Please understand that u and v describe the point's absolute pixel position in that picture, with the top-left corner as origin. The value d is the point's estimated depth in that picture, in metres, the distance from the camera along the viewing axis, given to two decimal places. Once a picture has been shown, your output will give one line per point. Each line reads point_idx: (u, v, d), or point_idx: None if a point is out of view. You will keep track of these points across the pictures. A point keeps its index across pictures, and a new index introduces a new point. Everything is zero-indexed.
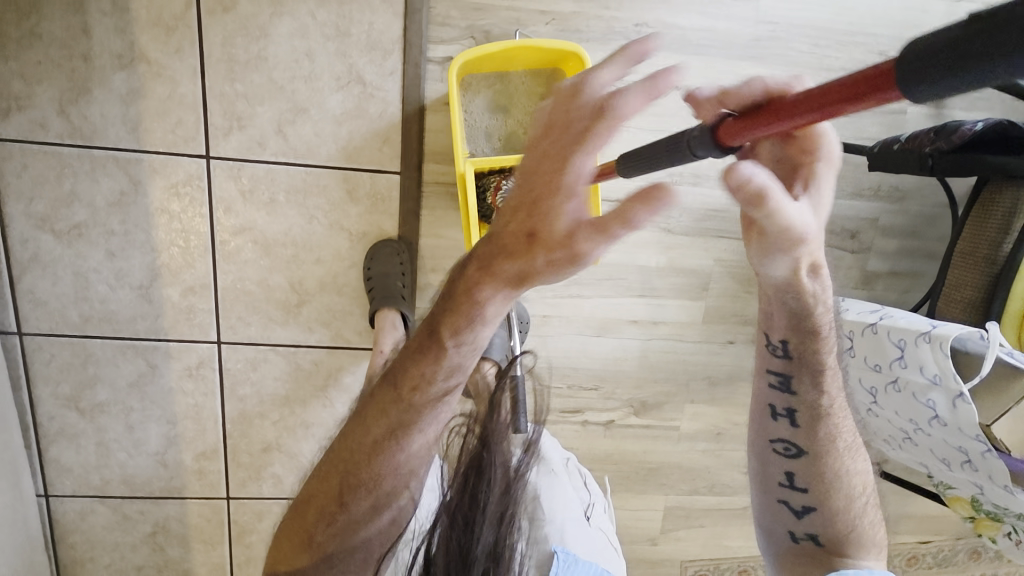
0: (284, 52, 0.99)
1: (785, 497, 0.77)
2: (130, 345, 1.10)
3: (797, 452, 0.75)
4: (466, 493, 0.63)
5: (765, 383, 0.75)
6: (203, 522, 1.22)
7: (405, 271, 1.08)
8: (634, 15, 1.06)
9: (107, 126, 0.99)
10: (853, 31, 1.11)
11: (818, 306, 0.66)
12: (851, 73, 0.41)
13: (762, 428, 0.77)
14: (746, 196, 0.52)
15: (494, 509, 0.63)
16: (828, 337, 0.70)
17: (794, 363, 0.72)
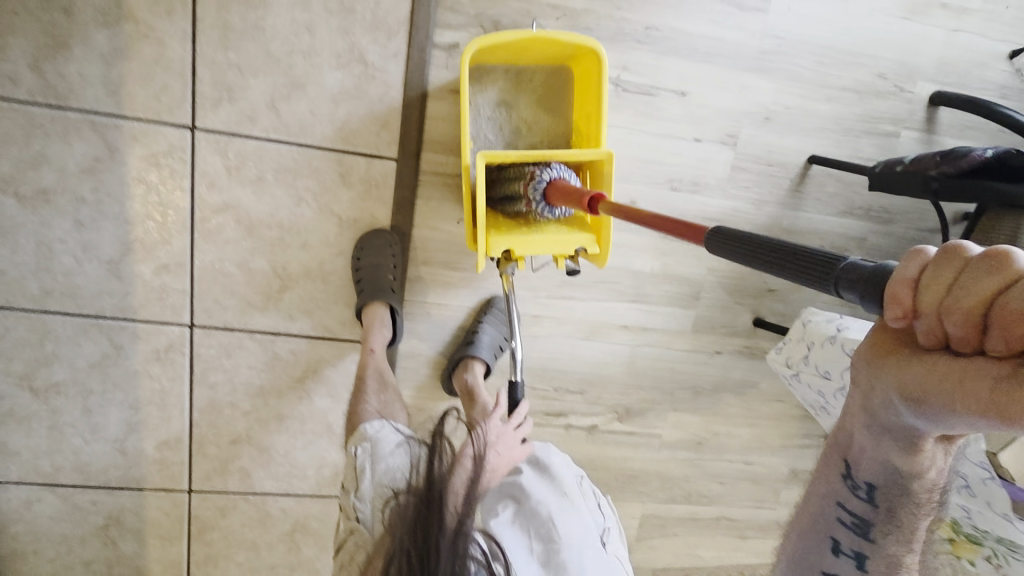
0: (282, 23, 0.94)
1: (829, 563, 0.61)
2: (94, 324, 1.03)
3: (863, 524, 0.58)
4: (417, 533, 0.65)
5: (832, 513, 0.60)
6: (161, 516, 1.15)
7: (397, 263, 1.04)
8: (646, 17, 1.04)
9: (85, 87, 0.92)
10: (854, 52, 1.13)
11: (931, 468, 0.53)
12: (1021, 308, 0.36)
13: (812, 557, 0.62)
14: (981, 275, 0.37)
15: (447, 543, 0.64)
16: (934, 493, 0.55)
17: (880, 509, 0.57)
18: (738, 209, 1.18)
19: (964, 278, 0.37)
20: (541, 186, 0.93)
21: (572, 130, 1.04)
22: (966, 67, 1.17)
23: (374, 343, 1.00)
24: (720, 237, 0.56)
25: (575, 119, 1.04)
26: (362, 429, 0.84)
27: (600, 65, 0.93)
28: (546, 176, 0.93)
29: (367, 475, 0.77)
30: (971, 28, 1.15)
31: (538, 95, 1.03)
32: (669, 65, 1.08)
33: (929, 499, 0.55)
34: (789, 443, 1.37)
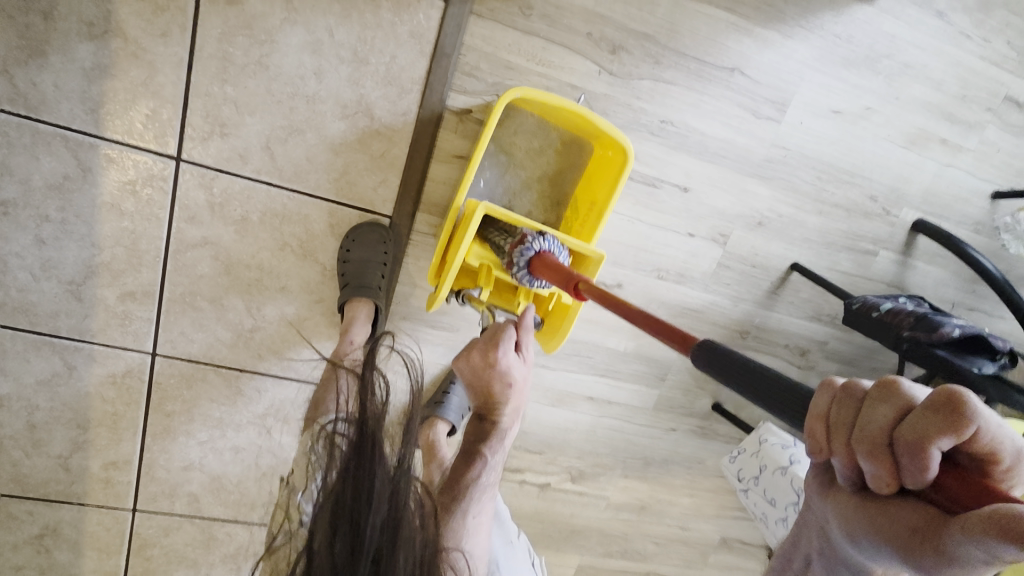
0: (289, 65, 0.88)
1: None
2: (48, 342, 0.97)
3: None
4: (348, 484, 0.59)
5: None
6: (101, 531, 1.13)
7: (387, 261, 0.98)
8: (662, 111, 1.03)
9: (61, 101, 0.84)
10: (853, 172, 1.15)
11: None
12: (825, 416, 0.41)
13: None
14: (837, 405, 0.41)
15: (381, 489, 0.59)
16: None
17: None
18: (718, 302, 1.21)
19: (862, 410, 0.39)
20: (529, 254, 0.79)
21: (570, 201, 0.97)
22: (951, 201, 1.21)
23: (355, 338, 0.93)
24: (716, 353, 0.55)
25: (575, 195, 0.97)
26: (319, 418, 0.79)
27: (621, 158, 0.87)
28: (537, 244, 0.79)
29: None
30: (962, 165, 1.19)
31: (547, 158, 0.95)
32: (677, 161, 1.07)
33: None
34: (723, 513, 1.47)
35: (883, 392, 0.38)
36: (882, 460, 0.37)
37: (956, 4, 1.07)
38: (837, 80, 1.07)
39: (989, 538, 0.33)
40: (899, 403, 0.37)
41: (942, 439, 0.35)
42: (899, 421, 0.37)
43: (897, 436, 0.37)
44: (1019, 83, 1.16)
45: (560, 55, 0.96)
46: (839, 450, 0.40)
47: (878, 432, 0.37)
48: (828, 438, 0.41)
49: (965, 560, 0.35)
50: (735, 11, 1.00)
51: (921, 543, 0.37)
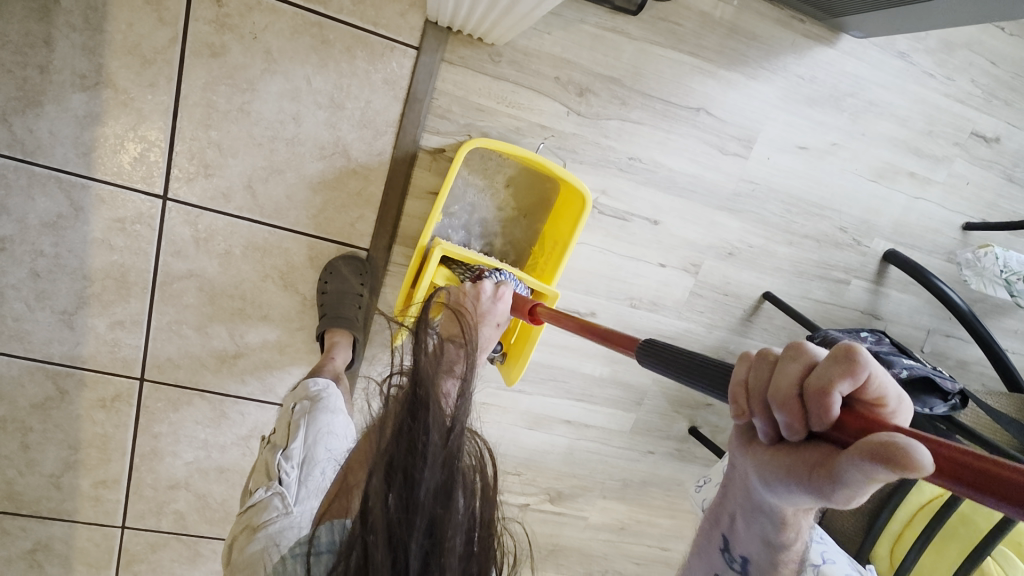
0: (269, 110, 0.93)
1: (726, 543, 0.56)
2: (42, 368, 1.03)
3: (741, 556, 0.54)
4: (402, 440, 0.54)
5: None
6: (91, 546, 1.17)
7: (363, 293, 1.03)
8: (630, 149, 1.07)
9: (55, 146, 0.90)
10: (821, 205, 1.18)
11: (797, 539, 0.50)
12: (742, 382, 0.41)
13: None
14: (753, 369, 0.40)
15: (435, 450, 0.54)
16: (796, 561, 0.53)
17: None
18: (691, 330, 1.24)
19: (775, 370, 0.38)
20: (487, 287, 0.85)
21: (537, 239, 1.01)
22: (921, 231, 1.23)
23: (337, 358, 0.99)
24: (656, 349, 0.56)
25: (541, 233, 1.01)
26: (305, 382, 0.90)
27: (581, 205, 0.90)
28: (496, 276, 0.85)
29: (300, 435, 0.84)
30: (931, 197, 1.21)
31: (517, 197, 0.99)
32: (645, 196, 1.11)
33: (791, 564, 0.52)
34: None
35: (792, 352, 0.38)
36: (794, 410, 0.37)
37: (917, 44, 1.10)
38: (803, 118, 1.11)
39: (869, 463, 0.33)
40: (808, 360, 0.37)
41: (843, 385, 0.35)
42: (807, 375, 0.37)
43: (805, 390, 0.37)
44: (986, 119, 1.18)
45: (529, 97, 1.01)
46: (757, 410, 0.40)
47: (789, 388, 0.37)
48: (748, 401, 0.41)
49: (862, 488, 0.35)
50: (699, 54, 1.03)
51: (822, 480, 0.37)
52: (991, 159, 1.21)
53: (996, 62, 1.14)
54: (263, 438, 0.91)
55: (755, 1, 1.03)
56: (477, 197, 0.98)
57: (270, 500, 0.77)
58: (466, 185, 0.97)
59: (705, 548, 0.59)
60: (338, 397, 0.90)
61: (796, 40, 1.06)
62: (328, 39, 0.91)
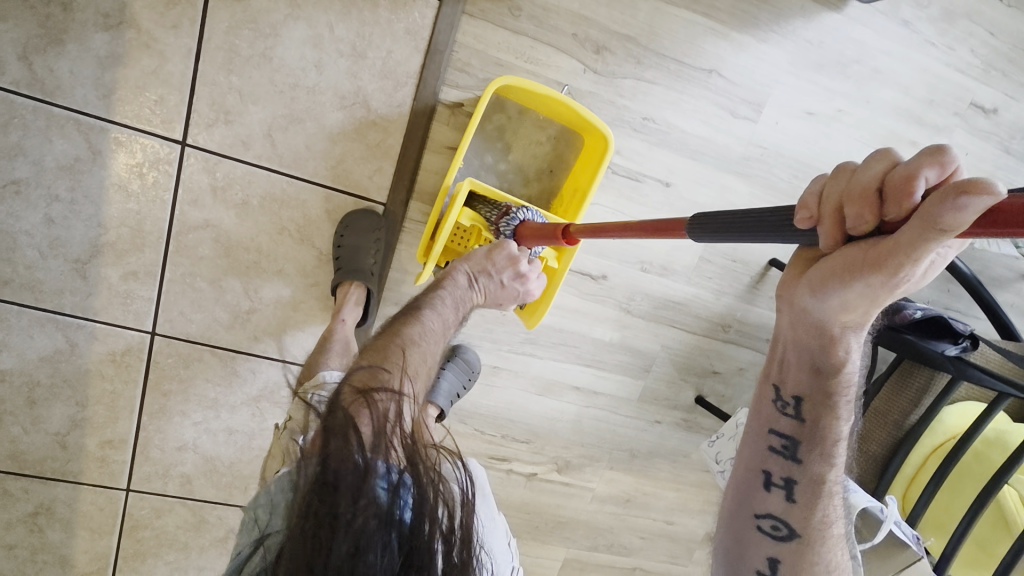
0: (292, 57, 0.94)
1: (776, 394, 0.61)
2: (51, 319, 1.01)
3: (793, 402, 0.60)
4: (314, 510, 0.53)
5: (763, 444, 0.63)
6: (94, 511, 1.14)
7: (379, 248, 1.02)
8: (644, 109, 1.08)
9: (76, 87, 0.90)
10: (828, 172, 1.20)
11: (850, 364, 0.56)
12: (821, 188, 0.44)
13: (747, 498, 0.64)
14: (832, 180, 0.43)
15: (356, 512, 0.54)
16: (852, 390, 0.58)
17: (807, 426, 0.60)
18: (700, 296, 1.26)
19: (857, 172, 0.42)
20: (514, 224, 0.87)
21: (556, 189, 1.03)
22: None
23: (346, 318, 1.01)
24: (709, 223, 0.57)
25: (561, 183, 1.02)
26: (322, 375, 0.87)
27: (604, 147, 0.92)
28: (522, 215, 0.88)
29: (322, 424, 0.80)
30: None
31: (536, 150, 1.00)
32: (657, 157, 1.12)
33: (846, 396, 0.57)
34: (708, 508, 1.49)
35: (877, 155, 0.41)
36: (866, 204, 0.41)
37: (920, 13, 1.14)
38: (810, 83, 1.14)
39: (944, 204, 0.36)
40: (893, 158, 0.40)
41: (928, 174, 0.38)
42: (890, 170, 0.40)
43: (886, 180, 0.40)
44: (985, 89, 1.22)
45: (547, 53, 1.02)
46: (828, 213, 0.44)
47: (868, 183, 0.41)
48: (817, 207, 0.45)
49: (916, 256, 0.40)
50: (712, 16, 1.06)
51: (880, 258, 0.42)
52: (990, 130, 1.25)
53: (994, 33, 1.18)
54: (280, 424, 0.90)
55: None
56: (496, 150, 1.00)
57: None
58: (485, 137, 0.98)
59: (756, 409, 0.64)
60: None
61: (804, 5, 1.09)
62: None
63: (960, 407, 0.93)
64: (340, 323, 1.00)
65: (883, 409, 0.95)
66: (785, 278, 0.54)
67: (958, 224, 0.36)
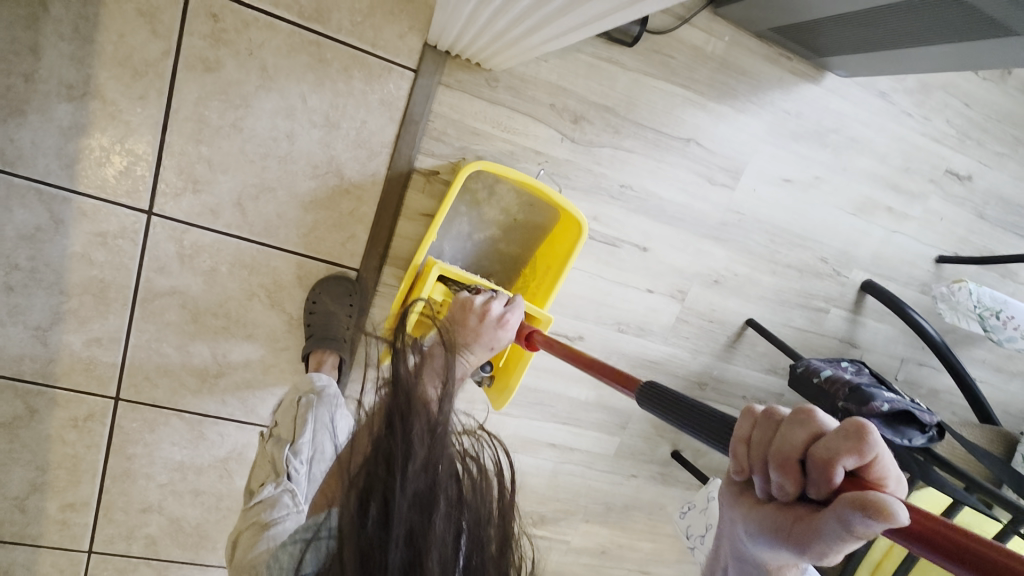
0: (262, 127, 0.92)
1: None
2: (10, 385, 0.98)
3: None
4: (380, 453, 0.55)
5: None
6: (55, 572, 1.12)
7: (353, 312, 1.01)
8: (622, 177, 1.08)
9: (37, 157, 0.87)
10: (804, 236, 1.21)
11: None
12: (747, 436, 0.41)
13: None
14: (757, 430, 0.40)
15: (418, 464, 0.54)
16: None
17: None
18: (677, 355, 1.25)
19: (780, 431, 0.39)
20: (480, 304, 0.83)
21: (530, 262, 1.02)
22: (898, 264, 1.27)
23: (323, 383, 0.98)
24: (657, 395, 0.56)
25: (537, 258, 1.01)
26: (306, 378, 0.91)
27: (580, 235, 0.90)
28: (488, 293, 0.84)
29: (308, 431, 0.85)
30: (907, 231, 1.25)
31: (513, 219, 1.00)
32: (636, 223, 1.12)
33: None
34: (683, 557, 1.49)
35: (799, 417, 0.38)
36: (790, 473, 0.38)
37: (896, 84, 1.15)
38: (788, 152, 1.14)
39: (853, 510, 0.34)
40: (816, 428, 0.37)
41: (848, 461, 0.36)
42: (814, 444, 0.37)
43: (811, 457, 0.37)
44: (960, 157, 1.22)
45: (524, 123, 1.01)
46: (757, 469, 0.40)
47: (792, 453, 0.37)
48: (746, 457, 0.41)
49: (838, 544, 0.36)
50: (691, 87, 1.06)
51: (801, 532, 0.37)
52: (964, 196, 1.26)
53: (969, 103, 1.19)
54: (262, 432, 0.91)
55: (744, 38, 1.06)
56: (471, 221, 0.98)
57: (278, 497, 0.78)
58: (460, 209, 0.97)
59: None
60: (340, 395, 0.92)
61: (782, 77, 1.09)
62: (325, 59, 0.91)
63: (928, 495, 0.93)
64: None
65: None
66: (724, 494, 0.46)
67: (870, 530, 0.34)
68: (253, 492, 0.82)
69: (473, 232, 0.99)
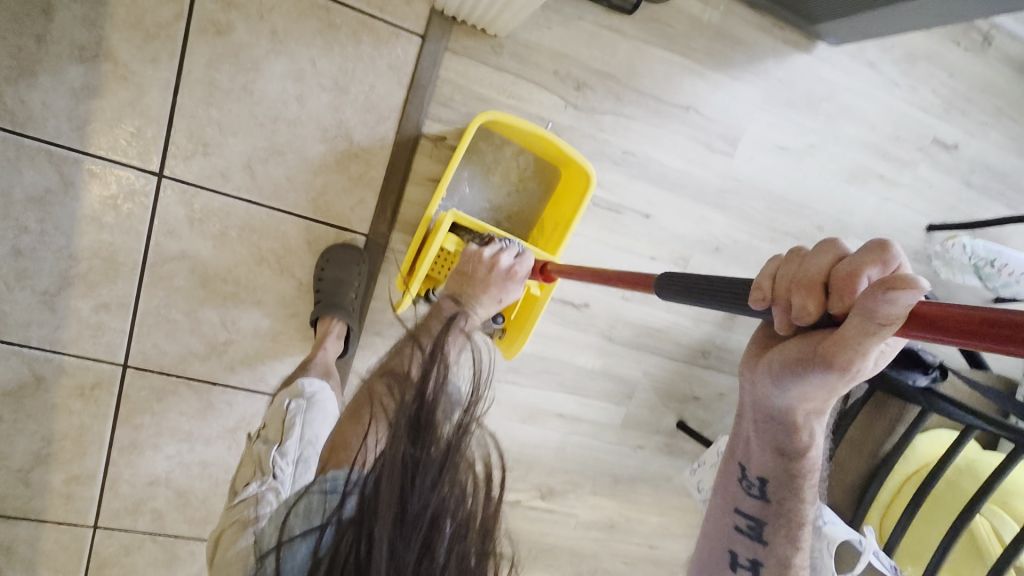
0: (273, 91, 0.94)
1: (744, 474, 0.61)
2: (17, 352, 0.98)
3: (761, 486, 0.59)
4: (401, 457, 0.55)
5: (731, 525, 0.62)
6: (58, 550, 1.10)
7: (360, 283, 1.03)
8: (624, 143, 1.11)
9: (48, 118, 0.88)
10: (801, 204, 1.24)
11: (812, 447, 0.55)
12: (774, 271, 0.44)
13: None
14: (784, 264, 0.43)
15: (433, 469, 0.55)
16: (814, 473, 0.57)
17: (772, 507, 0.59)
18: (679, 323, 1.29)
19: (806, 259, 0.42)
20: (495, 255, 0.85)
21: (539, 220, 1.03)
22: (891, 232, 1.31)
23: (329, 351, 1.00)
24: (675, 281, 0.62)
25: (546, 215, 1.03)
26: (299, 381, 0.92)
27: (589, 185, 0.92)
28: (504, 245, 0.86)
29: (296, 434, 0.85)
30: (899, 200, 1.29)
31: (520, 179, 1.01)
32: (637, 189, 1.14)
33: (809, 480, 0.57)
34: (690, 532, 1.50)
35: (827, 245, 0.42)
36: (816, 295, 0.41)
37: (884, 55, 1.19)
38: (783, 120, 1.18)
39: (878, 295, 0.37)
40: (841, 250, 0.41)
41: (872, 269, 0.39)
42: (839, 262, 0.40)
43: (837, 271, 0.40)
44: (946, 126, 1.27)
45: (528, 89, 1.04)
46: (781, 298, 0.43)
47: (817, 272, 0.41)
48: (770, 289, 0.44)
49: (863, 348, 0.40)
50: (689, 55, 1.09)
51: (831, 348, 0.42)
52: (952, 165, 1.30)
53: (953, 74, 1.24)
54: (250, 436, 0.91)
55: (738, 8, 1.10)
56: (479, 182, 1.00)
57: (263, 495, 0.77)
58: (468, 170, 0.99)
59: (722, 484, 0.63)
60: (331, 400, 0.92)
61: (775, 46, 1.13)
62: (334, 23, 0.93)
63: (932, 435, 0.97)
64: (322, 353, 0.99)
65: (858, 437, 0.97)
66: (748, 359, 0.55)
67: (892, 319, 0.38)
68: (236, 493, 0.80)
69: (480, 195, 1.01)
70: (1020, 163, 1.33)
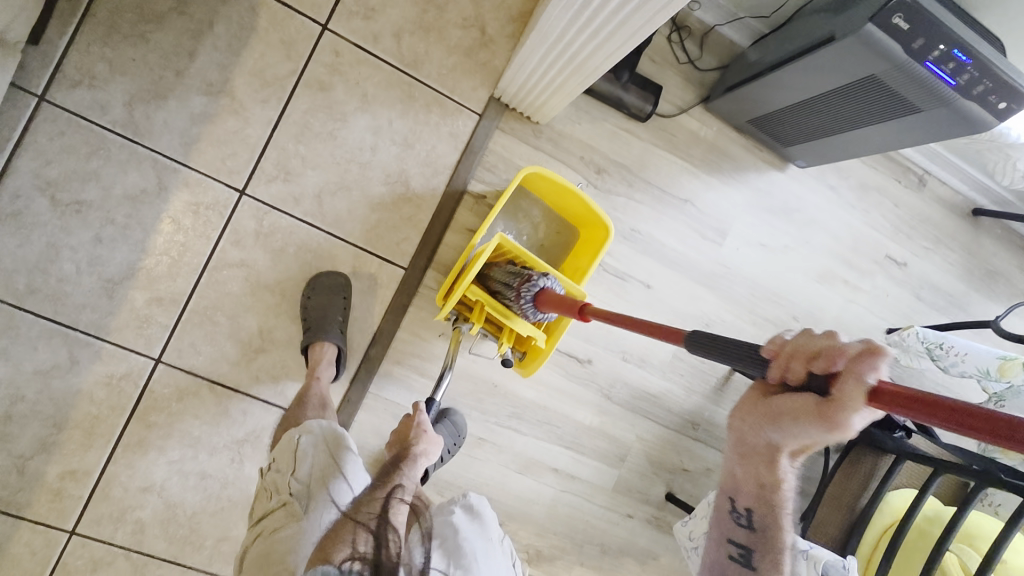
0: (353, 138, 1.14)
1: (733, 507, 0.61)
2: (61, 332, 1.03)
3: (749, 521, 0.60)
4: None
5: (723, 554, 0.63)
6: (25, 555, 1.03)
7: (343, 311, 1.10)
8: (631, 222, 1.31)
9: (165, 133, 1.05)
10: (779, 294, 1.42)
11: (786, 481, 0.57)
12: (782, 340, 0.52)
13: None
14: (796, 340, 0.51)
15: None
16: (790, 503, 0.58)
17: (758, 538, 0.60)
18: (672, 391, 1.37)
19: (810, 337, 0.50)
20: (535, 290, 0.96)
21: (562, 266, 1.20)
22: (855, 330, 1.49)
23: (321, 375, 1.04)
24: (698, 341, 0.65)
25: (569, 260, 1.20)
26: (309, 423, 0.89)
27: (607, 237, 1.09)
28: (542, 282, 0.97)
29: (309, 459, 0.84)
30: (862, 303, 1.49)
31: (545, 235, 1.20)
32: (641, 262, 1.32)
33: (788, 508, 0.57)
34: None
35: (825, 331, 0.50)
36: (807, 365, 0.49)
37: (841, 183, 1.47)
38: (762, 222, 1.41)
39: (862, 362, 0.46)
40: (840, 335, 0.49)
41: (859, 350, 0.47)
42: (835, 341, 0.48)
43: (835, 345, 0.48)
44: (896, 246, 1.51)
45: (557, 168, 1.26)
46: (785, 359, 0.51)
47: (819, 346, 0.49)
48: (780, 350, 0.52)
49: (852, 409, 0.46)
50: (687, 160, 1.34)
51: (825, 406, 0.47)
52: (904, 279, 1.52)
53: (898, 205, 1.51)
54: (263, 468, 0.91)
55: (727, 131, 1.37)
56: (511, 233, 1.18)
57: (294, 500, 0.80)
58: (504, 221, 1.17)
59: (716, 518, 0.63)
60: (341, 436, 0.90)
61: (756, 163, 1.40)
62: (412, 96, 1.16)
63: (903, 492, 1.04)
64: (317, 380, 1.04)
65: (836, 492, 1.03)
66: (742, 403, 0.56)
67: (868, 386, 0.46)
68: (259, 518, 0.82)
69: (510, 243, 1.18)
70: (961, 286, 1.56)
